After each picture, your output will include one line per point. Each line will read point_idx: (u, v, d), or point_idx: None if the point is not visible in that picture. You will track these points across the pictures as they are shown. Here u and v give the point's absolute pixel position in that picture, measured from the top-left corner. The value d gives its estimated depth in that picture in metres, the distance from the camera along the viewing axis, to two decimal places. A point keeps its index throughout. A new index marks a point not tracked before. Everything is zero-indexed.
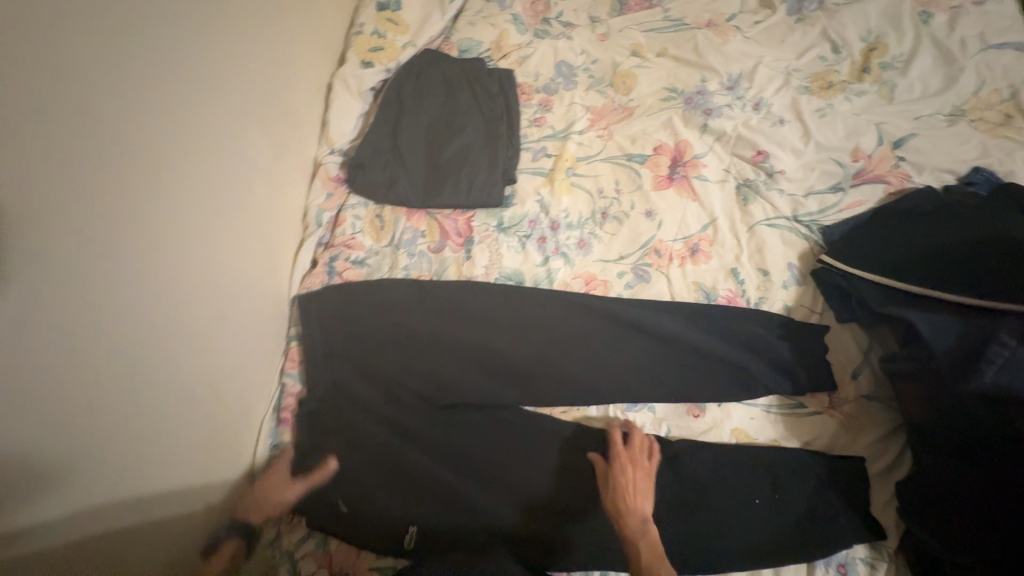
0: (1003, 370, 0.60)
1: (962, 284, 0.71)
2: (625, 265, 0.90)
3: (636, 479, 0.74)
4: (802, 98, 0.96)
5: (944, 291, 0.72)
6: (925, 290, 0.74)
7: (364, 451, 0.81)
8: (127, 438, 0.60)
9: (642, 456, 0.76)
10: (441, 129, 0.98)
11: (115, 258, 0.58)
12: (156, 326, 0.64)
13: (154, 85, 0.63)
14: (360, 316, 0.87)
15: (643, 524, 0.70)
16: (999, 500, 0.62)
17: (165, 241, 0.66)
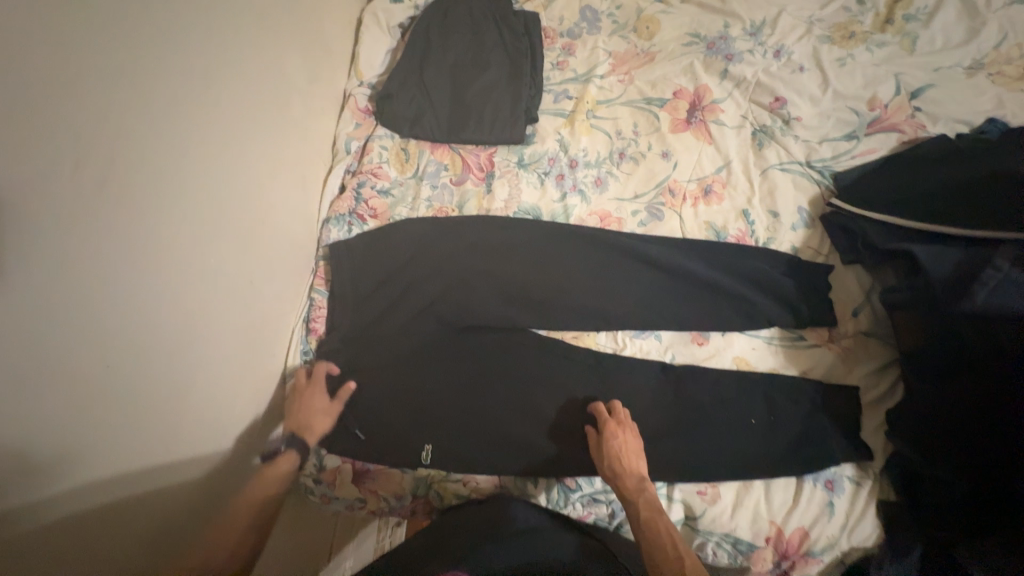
0: (994, 292, 0.64)
1: (967, 218, 0.74)
2: (640, 204, 0.94)
3: (628, 440, 0.76)
4: (823, 47, 0.97)
5: (948, 225, 0.75)
6: (931, 226, 0.77)
7: (386, 364, 0.86)
8: (178, 332, 0.65)
9: (628, 421, 0.78)
10: (467, 67, 1.01)
11: (169, 154, 0.63)
12: (203, 227, 0.69)
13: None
14: (383, 240, 0.91)
15: (640, 483, 0.73)
16: (982, 415, 0.67)
17: (210, 147, 0.70)
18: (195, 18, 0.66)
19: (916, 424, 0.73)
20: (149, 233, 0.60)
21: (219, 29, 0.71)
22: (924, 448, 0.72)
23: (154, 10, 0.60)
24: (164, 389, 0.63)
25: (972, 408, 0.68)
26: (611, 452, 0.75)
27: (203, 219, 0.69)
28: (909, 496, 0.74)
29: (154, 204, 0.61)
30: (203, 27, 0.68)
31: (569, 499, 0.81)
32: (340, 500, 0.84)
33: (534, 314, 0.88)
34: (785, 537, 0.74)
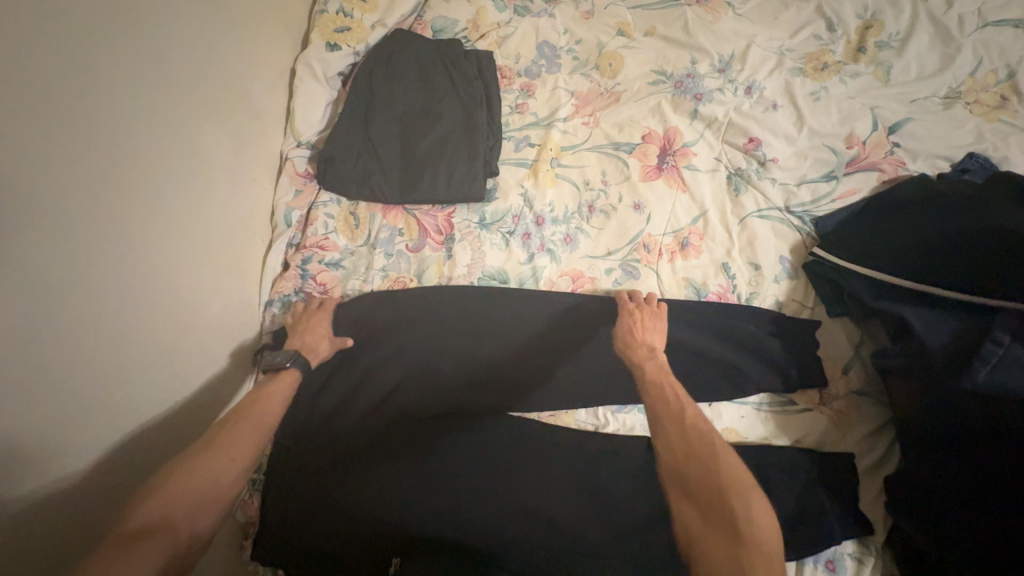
0: (996, 369, 0.59)
1: (957, 278, 0.69)
2: (613, 261, 0.87)
3: (642, 321, 0.78)
4: (795, 80, 0.91)
5: (940, 286, 0.70)
6: (922, 286, 0.71)
7: (341, 467, 0.76)
8: (66, 484, 0.55)
9: (648, 303, 0.80)
10: (417, 118, 0.92)
11: (55, 280, 0.53)
12: (108, 352, 0.60)
13: (84, 79, 0.56)
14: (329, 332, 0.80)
15: (650, 352, 0.74)
16: (989, 492, 0.62)
17: (112, 258, 0.60)
18: (82, 108, 0.56)
19: (932, 502, 0.67)
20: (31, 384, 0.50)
21: (115, 114, 0.60)
22: (935, 528, 0.66)
23: (27, 113, 0.50)
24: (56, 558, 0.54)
25: (999, 497, 0.61)
26: (627, 329, 0.78)
27: (108, 340, 0.60)
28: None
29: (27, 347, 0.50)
30: (95, 119, 0.57)
31: None
32: None
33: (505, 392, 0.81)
34: None
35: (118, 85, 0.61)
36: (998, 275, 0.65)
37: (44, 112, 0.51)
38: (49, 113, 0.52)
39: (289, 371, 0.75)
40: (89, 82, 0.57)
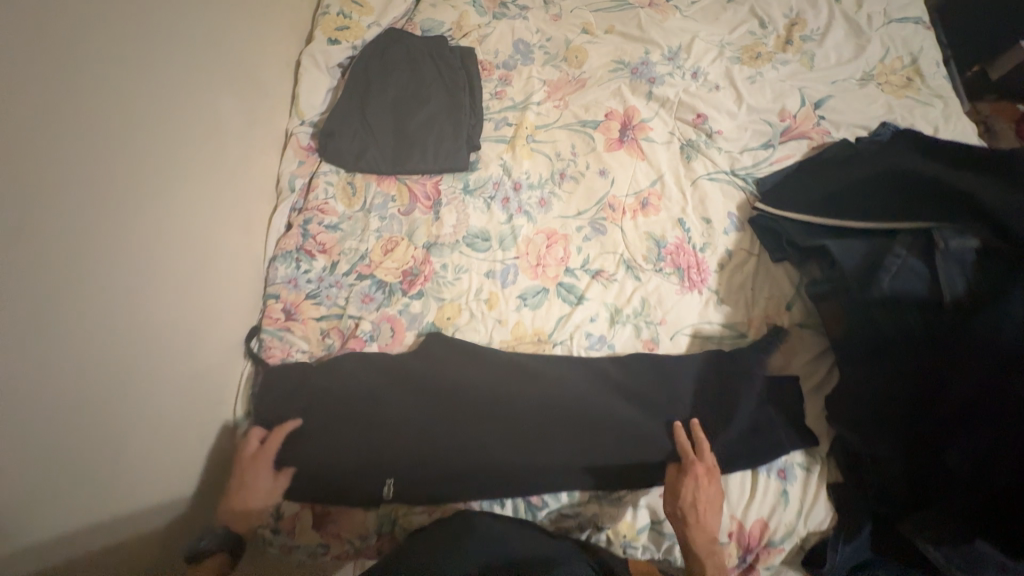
0: (896, 276, 0.72)
1: (863, 212, 0.83)
2: (583, 220, 0.98)
3: (708, 489, 0.74)
4: (734, 67, 1.06)
5: (855, 218, 0.82)
6: (839, 221, 0.83)
7: (343, 401, 0.84)
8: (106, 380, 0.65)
9: (716, 471, 0.76)
10: (407, 101, 1.05)
11: (86, 212, 0.63)
12: (124, 281, 0.68)
13: (108, 51, 0.68)
14: (268, 488, 0.78)
15: (711, 543, 0.72)
16: (900, 388, 0.71)
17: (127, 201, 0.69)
18: (108, 77, 0.67)
19: (868, 410, 0.74)
20: (58, 294, 0.59)
21: (132, 84, 0.71)
22: (867, 430, 0.74)
23: (64, 73, 0.61)
24: (71, 453, 0.60)
25: (913, 390, 0.70)
26: (694, 498, 0.74)
27: (125, 270, 0.68)
28: (918, 501, 0.71)
29: (73, 256, 0.61)
30: (121, 86, 0.69)
31: (535, 516, 0.80)
32: (302, 547, 0.80)
33: (491, 332, 0.91)
34: (747, 531, 0.76)
35: (139, 62, 0.72)
36: (897, 205, 0.80)
37: (81, 71, 0.63)
38: (86, 72, 0.64)
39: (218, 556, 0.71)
40: (118, 52, 0.69)
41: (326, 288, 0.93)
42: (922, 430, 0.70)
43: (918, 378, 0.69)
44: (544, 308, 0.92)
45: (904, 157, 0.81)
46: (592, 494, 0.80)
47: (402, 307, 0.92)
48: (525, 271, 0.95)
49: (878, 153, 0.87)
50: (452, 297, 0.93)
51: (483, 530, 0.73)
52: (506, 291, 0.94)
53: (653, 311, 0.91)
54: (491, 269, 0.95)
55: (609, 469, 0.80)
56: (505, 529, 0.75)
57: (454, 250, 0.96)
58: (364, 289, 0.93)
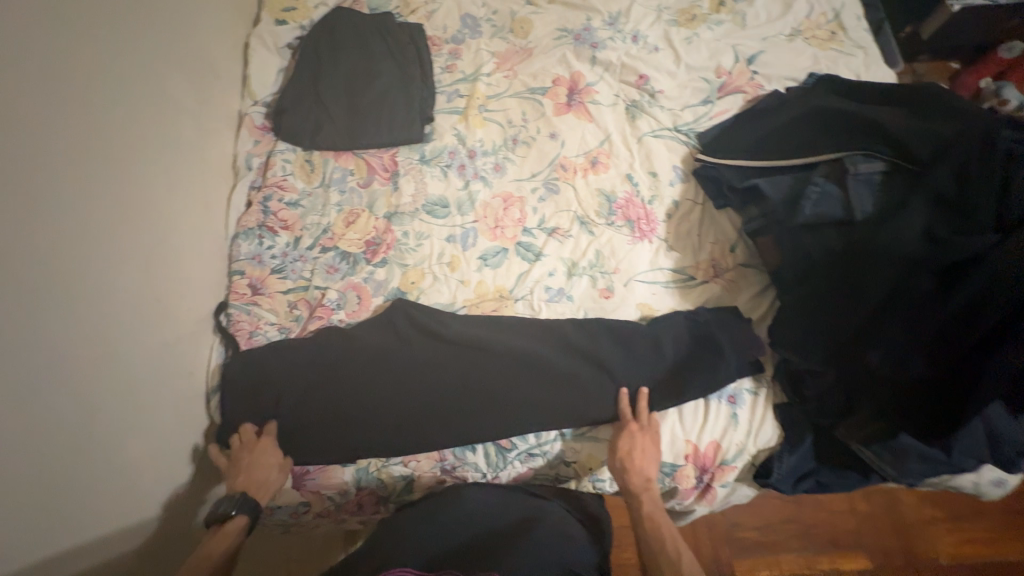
0: (816, 203, 0.77)
1: (787, 149, 0.89)
2: (537, 181, 1.03)
3: (642, 442, 0.80)
4: (672, 29, 1.12)
5: (780, 156, 0.89)
6: (766, 160, 0.90)
7: (315, 367, 0.87)
8: (76, 348, 0.66)
9: (651, 425, 0.81)
10: (359, 77, 1.07)
11: (42, 184, 0.64)
12: (82, 251, 0.69)
13: (49, 19, 0.68)
14: (277, 460, 0.80)
15: (645, 483, 0.78)
16: (826, 304, 0.76)
17: (79, 172, 0.70)
18: (59, 53, 0.68)
19: (801, 327, 0.79)
20: (19, 260, 0.60)
21: (80, 57, 0.72)
22: (801, 346, 0.79)
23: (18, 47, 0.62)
24: (49, 415, 0.62)
25: (838, 305, 0.74)
26: (631, 454, 0.80)
27: (81, 240, 0.69)
28: (846, 407, 0.79)
29: (32, 227, 0.62)
30: (72, 62, 0.70)
31: (505, 459, 0.84)
32: (283, 507, 0.83)
33: (454, 292, 0.94)
34: (701, 453, 0.83)
35: (85, 36, 0.73)
36: (815, 138, 0.85)
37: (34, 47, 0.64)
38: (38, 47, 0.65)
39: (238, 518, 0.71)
40: (68, 30, 0.70)
41: (291, 262, 0.96)
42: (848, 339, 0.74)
43: (840, 294, 0.74)
44: (504, 267, 0.96)
45: (820, 97, 0.89)
46: (558, 435, 0.85)
47: (367, 275, 0.95)
48: (484, 234, 0.99)
49: (799, 97, 0.94)
50: (415, 262, 0.96)
51: (477, 504, 0.78)
52: (467, 254, 0.97)
53: (608, 261, 0.96)
54: (452, 233, 0.99)
55: (573, 406, 0.85)
56: (493, 497, 0.80)
57: (414, 218, 0.99)
58: (329, 261, 0.96)
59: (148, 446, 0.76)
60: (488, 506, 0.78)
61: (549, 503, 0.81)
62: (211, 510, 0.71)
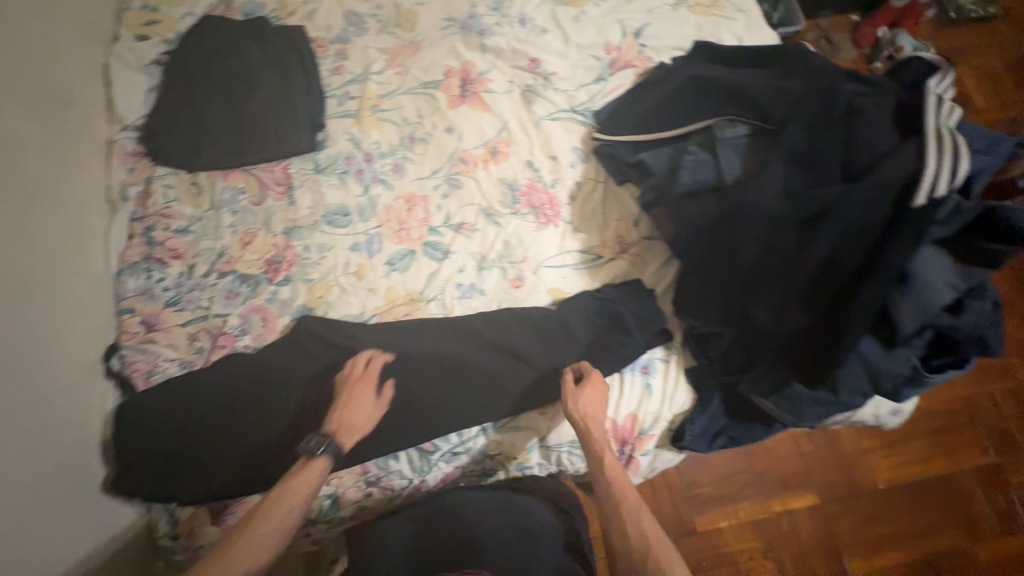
0: (691, 169, 0.79)
1: (668, 120, 0.89)
2: (438, 178, 1.01)
3: (596, 396, 0.80)
4: (558, 9, 1.11)
5: (660, 129, 0.89)
6: (647, 134, 0.89)
7: (220, 399, 0.83)
8: None
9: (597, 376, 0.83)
10: (238, 89, 1.02)
11: None
12: None
13: None
14: (371, 407, 0.81)
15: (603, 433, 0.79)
16: (714, 268, 0.78)
17: None
18: None
19: (696, 293, 0.81)
20: None
21: None
22: (699, 311, 0.82)
23: None
24: None
25: (723, 268, 0.77)
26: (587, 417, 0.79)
27: None
28: (748, 362, 0.81)
29: None
30: None
31: (428, 462, 0.84)
32: (205, 546, 0.81)
33: (364, 301, 0.92)
34: (619, 427, 0.85)
35: None
36: (691, 107, 0.86)
37: None
38: None
39: (321, 458, 0.74)
40: None
41: (186, 292, 0.90)
42: (735, 298, 0.77)
43: (719, 257, 0.77)
44: (413, 269, 0.95)
45: (697, 66, 0.91)
46: (480, 430, 0.86)
47: (270, 295, 0.91)
48: (389, 238, 0.97)
49: (681, 66, 0.95)
50: (320, 276, 0.93)
51: (471, 512, 0.80)
52: (373, 260, 0.95)
53: (516, 250, 0.96)
54: (356, 241, 0.96)
55: (493, 399, 0.86)
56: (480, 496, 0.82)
57: (314, 231, 0.96)
58: (227, 286, 0.91)
59: (46, 511, 0.70)
60: (464, 512, 0.80)
61: (529, 500, 0.83)
62: (301, 444, 0.75)
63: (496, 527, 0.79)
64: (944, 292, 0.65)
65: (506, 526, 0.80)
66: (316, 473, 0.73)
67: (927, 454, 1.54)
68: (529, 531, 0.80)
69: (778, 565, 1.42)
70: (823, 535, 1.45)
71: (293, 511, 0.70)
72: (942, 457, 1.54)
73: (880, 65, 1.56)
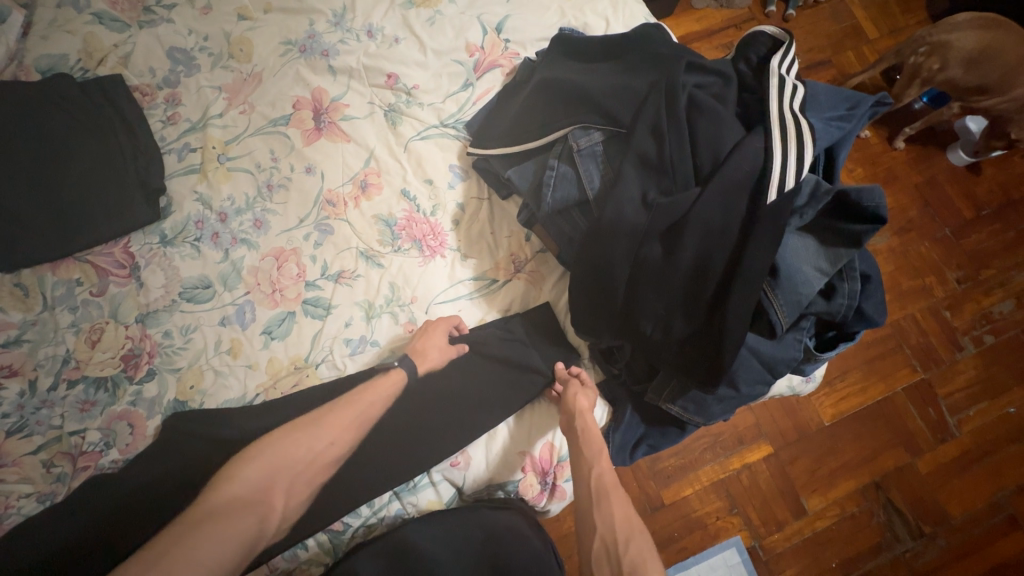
0: (554, 188, 0.78)
1: (530, 132, 0.84)
2: (307, 226, 0.91)
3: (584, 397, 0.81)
4: (409, 13, 1.01)
5: (524, 142, 0.84)
6: (512, 146, 0.85)
7: (91, 527, 0.73)
8: None
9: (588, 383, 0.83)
10: (48, 165, 0.88)
11: None
12: None
13: None
14: (442, 346, 0.82)
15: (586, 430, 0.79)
16: (597, 285, 0.74)
17: None
18: None
19: (589, 313, 0.77)
20: None
21: None
22: (594, 330, 0.78)
23: None
24: None
25: (608, 285, 0.73)
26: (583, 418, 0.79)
27: None
28: (650, 370, 0.79)
29: None
30: None
31: (341, 543, 0.79)
32: None
33: (245, 381, 0.83)
34: (538, 458, 0.85)
35: None
36: (554, 113, 0.82)
37: None
38: None
39: (396, 371, 0.78)
40: None
41: (31, 414, 0.79)
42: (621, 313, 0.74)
43: (596, 274, 0.74)
44: (294, 333, 0.86)
45: (553, 67, 0.85)
46: (392, 494, 0.82)
47: (133, 396, 0.81)
48: (262, 303, 0.87)
49: (541, 64, 0.89)
50: (189, 363, 0.83)
51: (426, 539, 0.75)
52: (248, 332, 0.86)
53: (403, 292, 0.89)
54: (224, 315, 0.86)
55: (401, 459, 0.80)
56: (447, 522, 0.78)
57: (173, 312, 0.85)
58: (80, 396, 0.81)
59: None
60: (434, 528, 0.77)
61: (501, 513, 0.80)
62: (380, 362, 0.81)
63: (470, 550, 0.76)
64: (812, 279, 0.67)
65: (472, 553, 0.76)
66: (390, 383, 0.77)
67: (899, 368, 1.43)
68: (499, 544, 0.77)
69: (744, 522, 1.31)
70: (779, 489, 1.34)
71: (369, 410, 0.74)
72: (877, 385, 1.41)
73: (773, 8, 1.54)
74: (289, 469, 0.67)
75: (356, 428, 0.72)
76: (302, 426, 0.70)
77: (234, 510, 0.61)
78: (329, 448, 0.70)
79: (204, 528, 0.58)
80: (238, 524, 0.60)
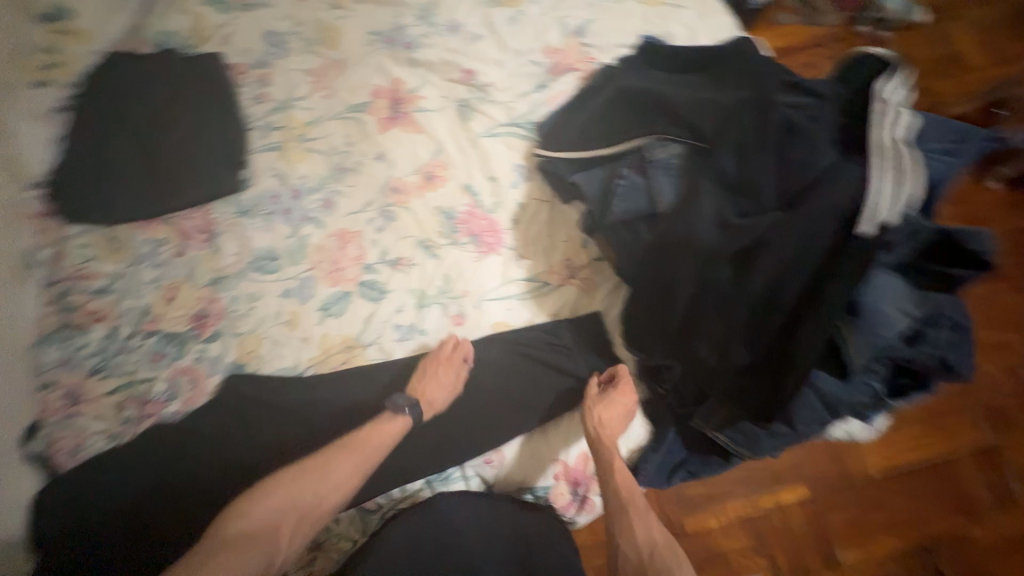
0: (622, 197, 0.76)
1: (604, 136, 0.83)
2: (372, 210, 0.94)
3: (617, 407, 0.78)
4: (492, 11, 1.02)
5: (597, 145, 0.83)
6: (583, 149, 0.84)
7: (152, 470, 0.79)
8: None
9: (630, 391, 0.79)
10: (151, 131, 0.95)
11: None
12: None
13: None
14: (444, 391, 0.81)
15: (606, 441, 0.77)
16: (657, 299, 0.73)
17: None
18: None
19: (644, 326, 0.76)
20: None
21: None
22: (647, 344, 0.76)
23: None
24: None
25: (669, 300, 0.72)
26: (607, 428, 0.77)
27: None
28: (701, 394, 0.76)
29: None
30: None
31: (370, 521, 0.81)
32: None
33: (298, 353, 0.87)
34: (571, 468, 0.83)
35: None
36: (631, 121, 0.80)
37: None
38: None
39: (402, 419, 0.79)
40: None
41: (111, 357, 0.86)
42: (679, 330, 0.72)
43: (657, 289, 0.73)
44: (348, 313, 0.89)
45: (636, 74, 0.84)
46: (425, 482, 0.82)
47: (198, 354, 0.86)
48: (322, 280, 0.90)
49: (621, 71, 0.88)
50: (251, 329, 0.88)
51: (461, 519, 0.78)
52: (307, 306, 0.89)
53: (456, 284, 0.90)
54: (287, 287, 0.90)
55: (436, 449, 0.82)
56: (480, 517, 0.79)
57: (241, 280, 0.90)
58: (152, 348, 0.86)
59: None
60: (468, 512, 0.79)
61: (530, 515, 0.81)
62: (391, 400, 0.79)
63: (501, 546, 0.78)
64: (897, 320, 0.61)
65: (506, 547, 0.78)
66: (391, 433, 0.78)
67: (970, 428, 1.30)
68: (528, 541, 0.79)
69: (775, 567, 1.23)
70: (818, 538, 1.24)
71: (374, 458, 0.77)
72: (942, 444, 1.30)
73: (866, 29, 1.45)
74: (297, 509, 0.72)
75: (356, 475, 0.75)
76: (310, 469, 0.74)
77: (244, 546, 0.67)
78: (335, 494, 0.74)
79: (220, 562, 0.64)
80: (251, 555, 0.67)
